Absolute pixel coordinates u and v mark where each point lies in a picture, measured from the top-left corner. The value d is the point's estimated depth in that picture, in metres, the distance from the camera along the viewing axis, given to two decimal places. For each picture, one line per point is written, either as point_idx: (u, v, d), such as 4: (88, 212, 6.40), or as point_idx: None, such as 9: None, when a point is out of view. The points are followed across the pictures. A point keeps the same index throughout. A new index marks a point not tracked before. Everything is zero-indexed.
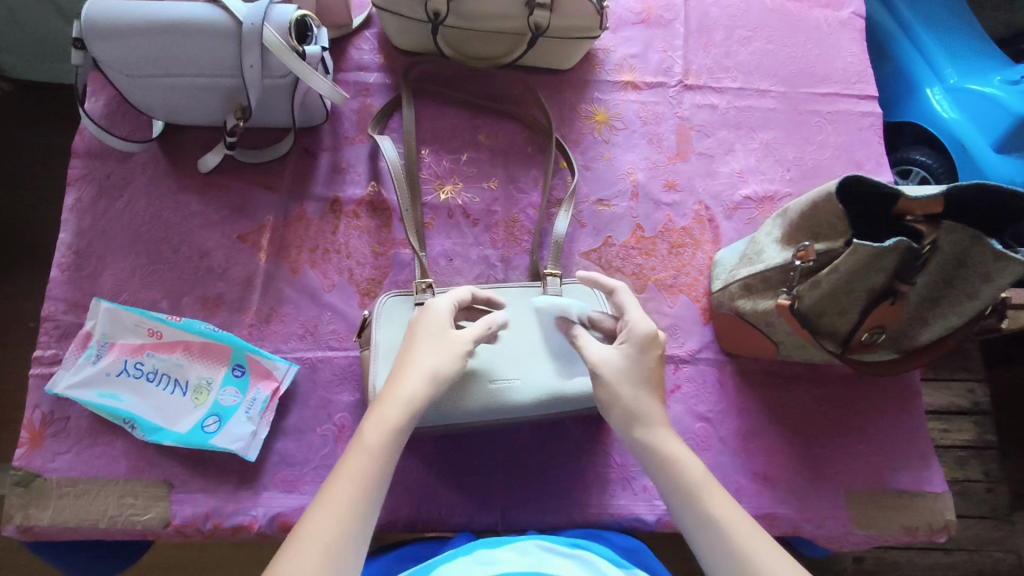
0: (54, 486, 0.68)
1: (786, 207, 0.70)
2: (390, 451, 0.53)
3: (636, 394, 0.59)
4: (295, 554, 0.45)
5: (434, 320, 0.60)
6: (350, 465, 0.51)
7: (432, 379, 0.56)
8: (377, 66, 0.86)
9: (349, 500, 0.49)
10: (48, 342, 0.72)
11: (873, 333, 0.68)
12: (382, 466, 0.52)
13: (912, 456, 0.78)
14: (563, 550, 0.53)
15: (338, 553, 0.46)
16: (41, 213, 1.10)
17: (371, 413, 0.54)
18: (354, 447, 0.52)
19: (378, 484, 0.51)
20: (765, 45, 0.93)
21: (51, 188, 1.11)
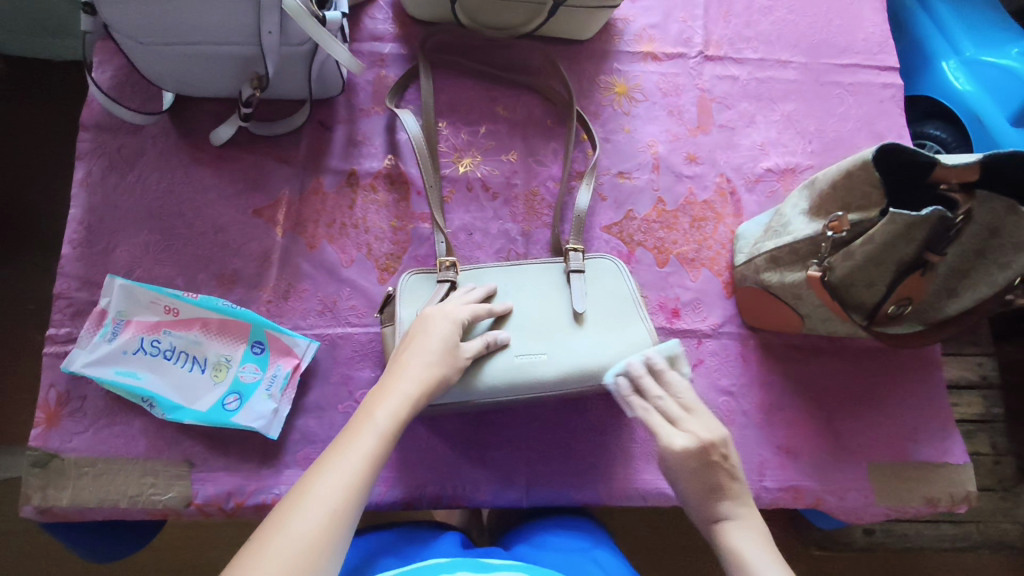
0: (73, 466, 0.67)
1: (815, 177, 0.69)
2: (393, 426, 0.54)
3: (713, 487, 0.56)
4: (303, 508, 0.46)
5: (441, 325, 0.62)
6: (356, 437, 0.52)
7: (427, 364, 0.59)
8: (392, 36, 0.84)
9: (354, 466, 0.50)
10: (62, 320, 0.70)
11: (900, 305, 0.67)
12: (385, 439, 0.53)
13: (933, 428, 0.78)
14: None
15: (344, 516, 0.47)
16: (42, 191, 1.07)
17: (375, 398, 0.56)
18: (360, 421, 0.53)
19: (382, 452, 0.52)
20: (786, 15, 0.91)
21: (51, 165, 1.08)
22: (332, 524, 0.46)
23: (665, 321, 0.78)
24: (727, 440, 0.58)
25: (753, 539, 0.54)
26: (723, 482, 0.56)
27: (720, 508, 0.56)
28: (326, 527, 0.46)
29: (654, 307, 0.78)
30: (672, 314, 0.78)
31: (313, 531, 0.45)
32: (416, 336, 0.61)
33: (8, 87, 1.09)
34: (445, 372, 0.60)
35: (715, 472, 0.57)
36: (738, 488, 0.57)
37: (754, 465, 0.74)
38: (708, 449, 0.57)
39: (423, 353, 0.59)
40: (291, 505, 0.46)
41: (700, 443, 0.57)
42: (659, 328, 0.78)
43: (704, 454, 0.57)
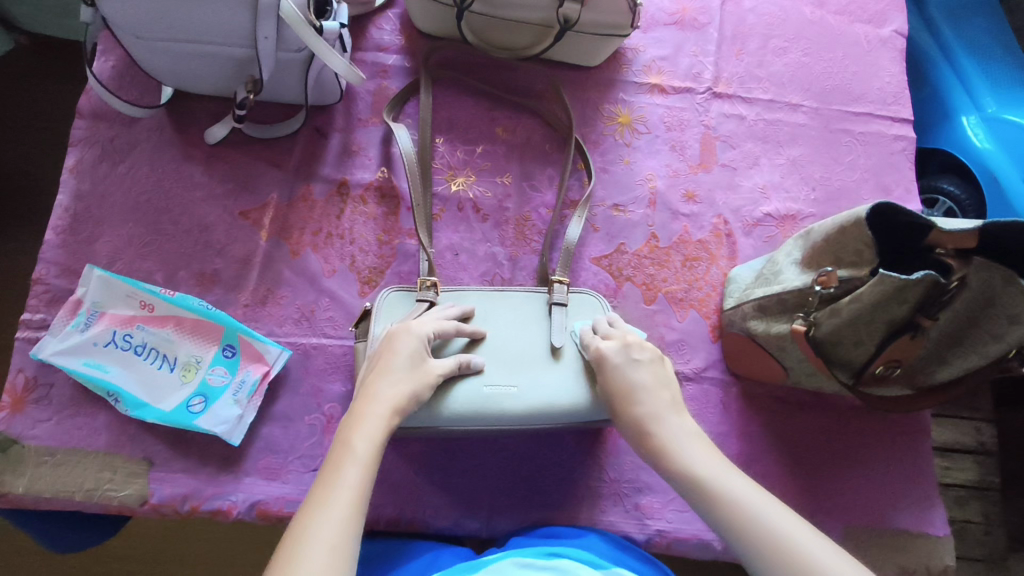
0: (33, 454, 0.66)
1: (810, 228, 0.67)
2: (373, 453, 0.52)
3: (629, 389, 0.59)
4: (303, 553, 0.44)
5: (410, 345, 0.61)
6: (337, 473, 0.50)
7: (396, 384, 0.58)
8: (397, 48, 0.84)
9: (342, 501, 0.48)
10: (37, 306, 0.70)
11: (888, 366, 0.65)
12: (368, 466, 0.51)
13: (916, 495, 0.75)
14: (541, 563, 0.52)
15: (347, 553, 0.45)
16: (38, 173, 1.09)
17: (348, 427, 0.54)
18: (338, 455, 0.51)
19: (368, 482, 0.50)
20: (801, 57, 0.89)
21: (49, 148, 1.11)
22: (336, 563, 0.44)
23: None
24: (660, 354, 0.63)
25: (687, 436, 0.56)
26: (648, 382, 0.59)
27: (637, 406, 0.58)
28: (332, 567, 0.44)
29: None
30: None
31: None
32: (384, 358, 0.60)
33: (16, 68, 1.13)
34: (420, 396, 0.59)
35: (639, 368, 0.61)
36: (663, 391, 0.59)
37: None
38: (634, 349, 0.62)
39: (394, 378, 0.58)
40: (291, 553, 0.44)
41: (625, 344, 0.62)
42: None
43: (629, 354, 0.62)
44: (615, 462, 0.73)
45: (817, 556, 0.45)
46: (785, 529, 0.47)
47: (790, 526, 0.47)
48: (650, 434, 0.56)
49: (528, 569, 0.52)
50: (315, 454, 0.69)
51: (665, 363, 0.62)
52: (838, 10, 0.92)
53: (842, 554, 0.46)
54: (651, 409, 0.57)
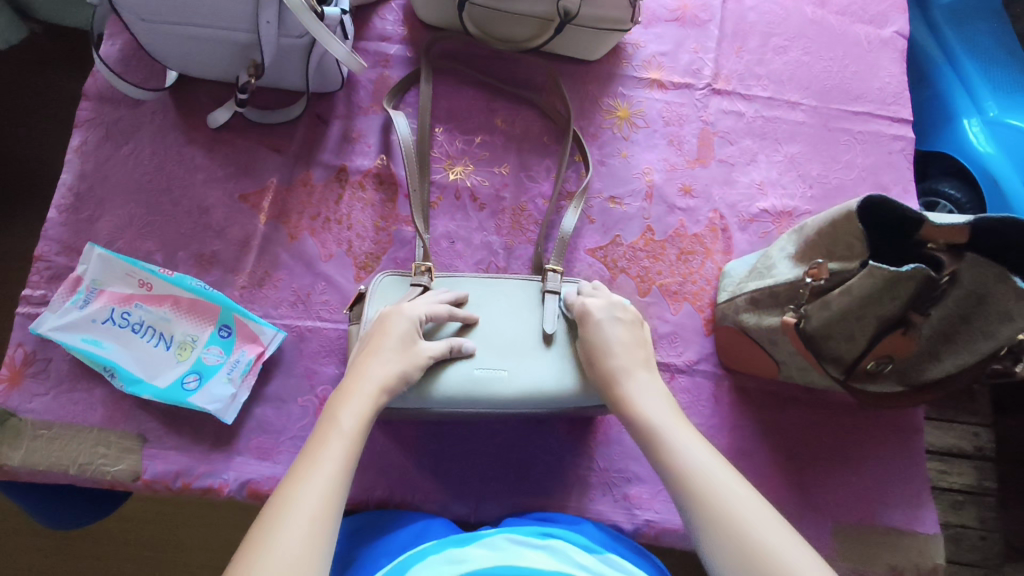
0: (29, 427, 0.67)
1: (803, 222, 0.67)
2: (360, 429, 0.53)
3: (603, 341, 0.63)
4: (286, 519, 0.45)
5: (402, 327, 0.61)
6: (323, 446, 0.50)
7: (386, 363, 0.58)
8: (399, 38, 0.85)
9: (327, 473, 0.48)
10: (38, 282, 0.71)
11: (879, 362, 0.65)
12: (353, 442, 0.52)
13: (907, 493, 0.74)
14: (534, 542, 0.55)
15: (328, 522, 0.46)
16: (44, 158, 1.11)
17: (337, 404, 0.54)
18: (325, 428, 0.52)
19: (353, 456, 0.51)
20: (801, 56, 0.90)
21: (56, 133, 1.12)
22: (316, 533, 0.45)
23: None
24: (640, 318, 0.66)
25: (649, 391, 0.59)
26: (624, 338, 0.63)
27: (612, 359, 0.61)
28: (313, 536, 0.44)
29: None
30: None
31: (299, 543, 0.43)
32: (376, 338, 0.61)
33: (26, 54, 1.15)
34: (410, 378, 0.60)
35: (618, 326, 0.64)
36: (637, 348, 0.63)
37: None
38: (616, 309, 0.65)
39: (385, 358, 0.59)
40: (272, 520, 0.45)
41: (608, 303, 0.66)
42: None
43: (610, 312, 0.65)
44: (605, 451, 0.73)
45: (768, 536, 0.46)
46: (715, 476, 0.50)
47: (723, 472, 0.51)
48: (616, 383, 0.60)
49: (519, 546, 0.54)
50: (306, 435, 0.70)
51: (644, 326, 0.66)
52: (839, 10, 0.92)
53: (780, 521, 0.48)
54: (621, 364, 0.61)
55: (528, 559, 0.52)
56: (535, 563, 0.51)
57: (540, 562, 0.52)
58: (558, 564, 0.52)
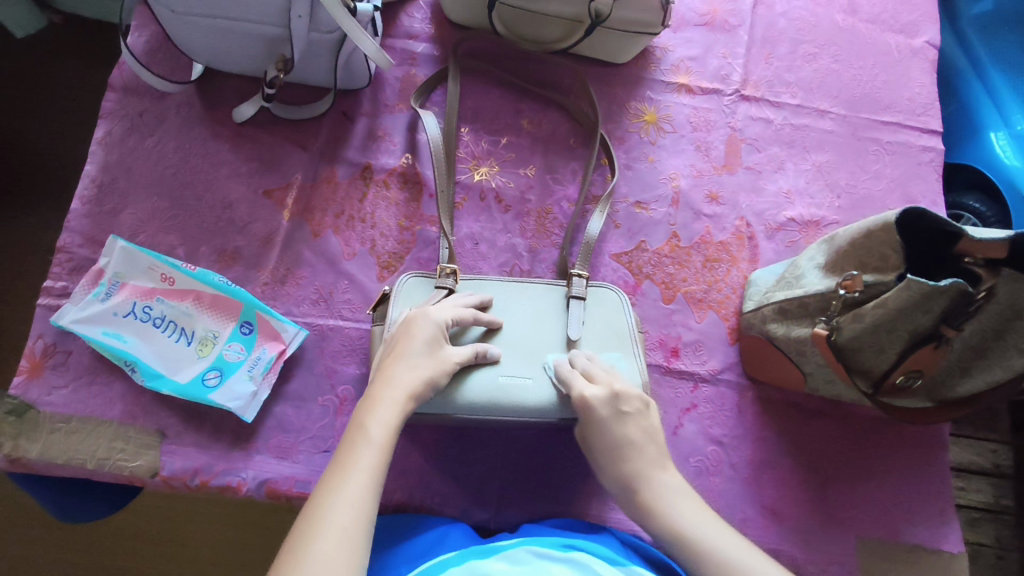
0: (47, 420, 0.66)
1: (835, 232, 0.66)
2: (388, 438, 0.52)
3: (623, 446, 0.58)
4: (318, 535, 0.44)
5: (427, 330, 0.61)
6: (352, 455, 0.50)
7: (413, 368, 0.57)
8: (427, 37, 0.84)
9: (357, 485, 0.48)
10: (59, 274, 0.70)
11: (909, 376, 0.64)
12: (383, 450, 0.51)
13: (931, 510, 0.73)
14: (557, 555, 0.54)
15: (361, 535, 0.45)
16: (61, 146, 1.11)
17: (364, 410, 0.54)
18: (353, 438, 0.51)
19: (383, 466, 0.50)
20: (831, 64, 0.89)
21: (73, 122, 1.12)
22: (349, 548, 0.44)
23: (662, 359, 0.76)
24: (645, 401, 0.61)
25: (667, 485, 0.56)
26: (635, 437, 0.58)
27: (629, 464, 0.57)
28: (345, 550, 0.44)
29: (653, 343, 0.76)
30: (671, 353, 0.76)
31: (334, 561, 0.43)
32: (401, 343, 0.59)
33: (47, 42, 1.15)
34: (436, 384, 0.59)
35: (625, 422, 0.59)
36: (649, 445, 0.58)
37: (735, 522, 0.70)
38: (621, 401, 0.60)
39: (411, 365, 0.58)
40: (304, 532, 0.44)
41: (614, 395, 0.60)
42: (655, 366, 0.75)
43: (616, 406, 0.60)
44: None
45: None
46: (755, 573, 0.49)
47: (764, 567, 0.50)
48: (637, 490, 0.56)
49: (543, 560, 0.53)
50: (326, 434, 0.69)
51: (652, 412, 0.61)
52: (870, 18, 0.91)
53: None
54: (639, 468, 0.57)
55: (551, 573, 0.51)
56: None
57: None
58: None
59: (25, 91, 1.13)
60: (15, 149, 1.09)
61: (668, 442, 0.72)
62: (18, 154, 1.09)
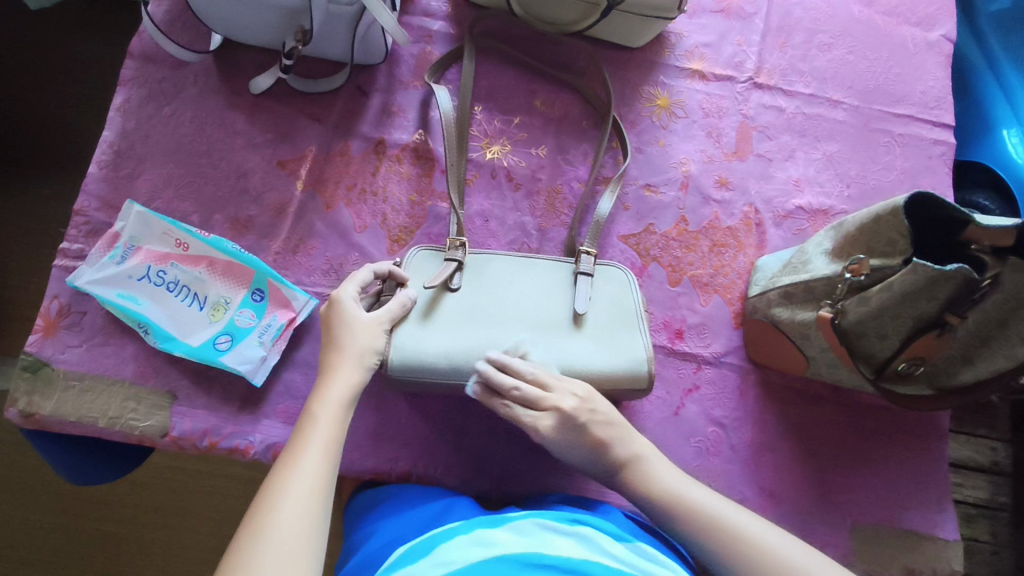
0: (60, 378, 0.68)
1: (844, 219, 0.67)
2: (336, 419, 0.56)
3: (603, 445, 0.59)
4: (277, 505, 0.48)
5: (344, 316, 0.62)
6: (307, 438, 0.54)
7: (351, 355, 0.60)
8: (443, 15, 0.85)
9: (314, 463, 0.52)
10: (76, 236, 0.72)
11: (911, 363, 0.65)
12: (336, 430, 0.55)
13: (927, 498, 0.74)
14: (563, 528, 0.55)
15: (320, 503, 0.50)
16: (76, 118, 1.12)
17: (316, 398, 0.57)
18: (303, 424, 0.55)
19: (335, 444, 0.54)
20: (845, 54, 0.89)
21: (88, 95, 1.14)
22: (312, 517, 0.48)
23: (666, 341, 0.76)
24: (588, 391, 0.62)
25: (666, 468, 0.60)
26: (612, 437, 0.60)
27: (618, 452, 0.59)
28: (309, 519, 0.48)
29: (658, 325, 0.77)
30: (675, 335, 0.77)
31: (297, 528, 0.47)
32: (334, 328, 0.62)
33: (63, 14, 1.16)
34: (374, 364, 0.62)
35: (588, 431, 0.60)
36: (614, 431, 0.60)
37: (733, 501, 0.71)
38: (578, 417, 0.60)
39: (353, 351, 0.60)
40: (267, 509, 0.48)
41: (566, 417, 0.60)
42: (659, 347, 0.76)
43: (574, 424, 0.60)
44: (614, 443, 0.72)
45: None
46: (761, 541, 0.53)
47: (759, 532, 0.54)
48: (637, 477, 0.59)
49: (547, 532, 0.54)
50: None
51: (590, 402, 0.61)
52: (886, 10, 0.91)
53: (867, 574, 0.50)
54: (632, 450, 0.60)
55: (554, 545, 0.52)
56: (562, 551, 0.51)
57: (567, 550, 0.52)
58: (587, 552, 0.52)
59: (41, 63, 1.14)
60: (33, 119, 1.11)
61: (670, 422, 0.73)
62: (36, 126, 1.11)
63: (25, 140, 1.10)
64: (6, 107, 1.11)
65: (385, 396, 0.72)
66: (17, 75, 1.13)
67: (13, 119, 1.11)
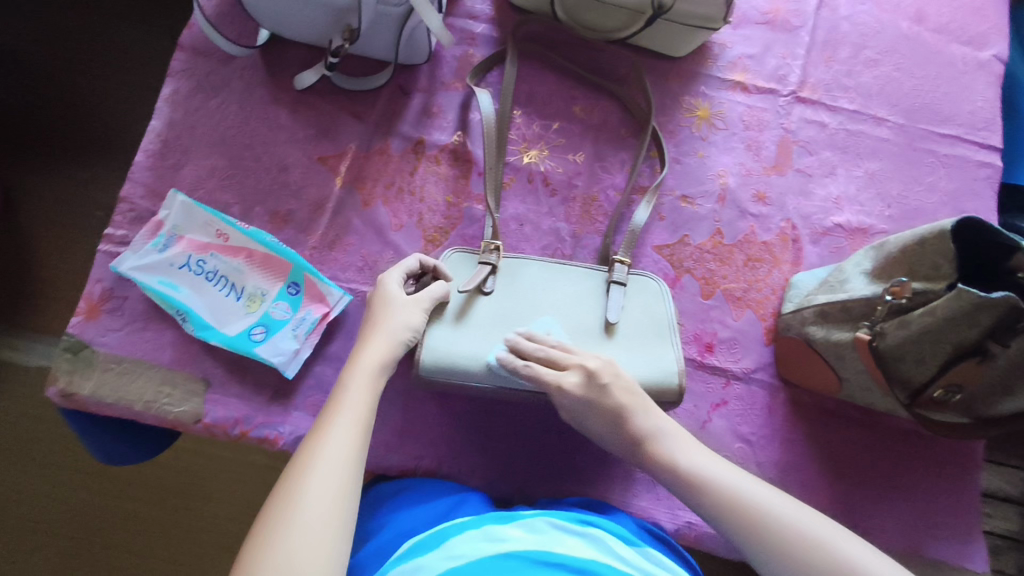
0: (100, 360, 0.69)
1: (885, 239, 0.66)
2: (368, 389, 0.57)
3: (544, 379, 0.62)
4: (305, 473, 0.50)
5: (385, 294, 0.64)
6: (339, 404, 0.55)
7: (388, 331, 0.61)
8: (487, 18, 0.85)
9: (344, 427, 0.53)
10: (120, 223, 0.73)
11: (948, 390, 0.64)
12: (366, 397, 0.57)
13: (958, 527, 0.72)
14: (574, 528, 0.55)
15: (349, 470, 0.51)
16: (122, 106, 1.15)
17: (348, 366, 0.59)
18: (334, 394, 0.57)
19: (366, 414, 0.55)
20: (892, 71, 0.87)
21: (135, 84, 1.17)
22: (342, 481, 0.50)
23: (696, 354, 0.76)
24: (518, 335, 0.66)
25: (770, 497, 0.56)
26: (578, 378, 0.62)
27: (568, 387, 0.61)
28: (337, 481, 0.50)
29: (688, 337, 0.76)
30: (706, 348, 0.76)
31: (327, 487, 0.49)
32: (375, 308, 0.64)
33: (116, 4, 1.19)
34: (409, 341, 0.62)
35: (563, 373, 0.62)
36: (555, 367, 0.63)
37: None
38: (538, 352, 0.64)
39: (388, 329, 0.61)
40: (299, 470, 0.50)
41: (587, 374, 0.61)
42: (688, 360, 0.76)
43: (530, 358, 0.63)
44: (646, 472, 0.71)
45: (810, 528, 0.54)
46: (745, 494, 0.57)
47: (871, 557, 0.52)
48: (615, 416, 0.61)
49: (560, 532, 0.54)
50: None
51: (667, 438, 0.61)
52: (936, 28, 0.90)
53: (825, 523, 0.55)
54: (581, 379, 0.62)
55: (566, 547, 0.52)
56: (573, 553, 0.52)
57: (578, 553, 0.52)
58: (598, 557, 0.52)
59: (91, 50, 1.17)
60: (81, 105, 1.14)
61: (696, 435, 0.73)
62: (83, 111, 1.14)
63: (73, 124, 1.14)
64: (57, 93, 1.15)
65: (413, 394, 0.72)
66: (68, 61, 1.17)
67: (63, 105, 1.14)
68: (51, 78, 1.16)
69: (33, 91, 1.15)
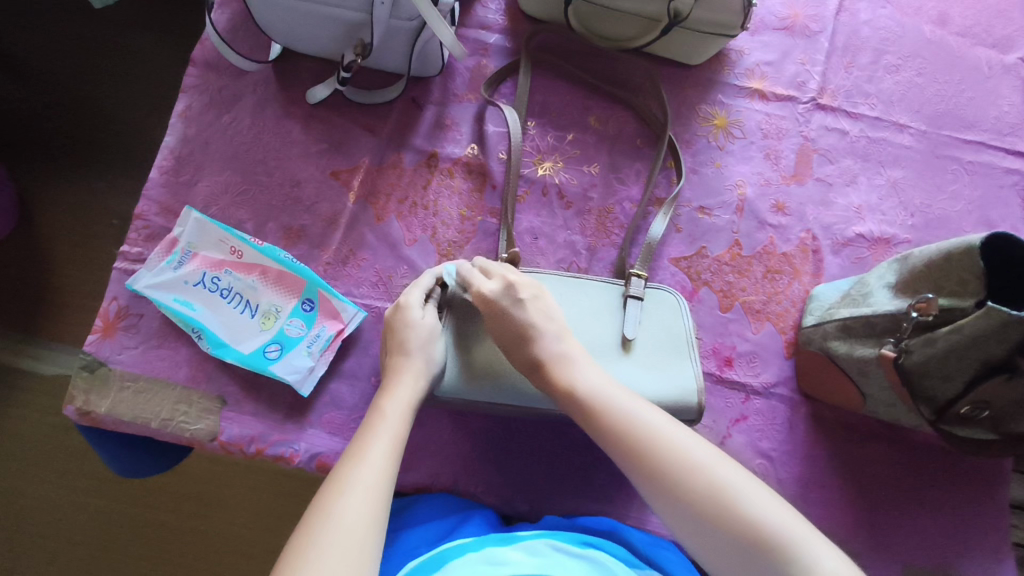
0: (117, 378, 0.69)
1: (910, 252, 0.64)
2: (404, 413, 0.56)
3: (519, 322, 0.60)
4: (344, 492, 0.48)
5: (408, 318, 0.63)
6: (372, 429, 0.54)
7: (416, 369, 0.60)
8: (500, 28, 0.84)
9: (379, 449, 0.52)
10: (136, 240, 0.73)
11: (975, 407, 0.61)
12: (401, 424, 0.55)
13: (985, 545, 0.71)
14: (574, 550, 0.55)
15: (383, 494, 0.49)
16: (137, 117, 1.16)
17: (384, 391, 0.58)
18: (370, 418, 0.56)
19: (401, 438, 0.55)
20: (914, 77, 0.85)
21: (149, 95, 1.17)
22: (373, 502, 0.48)
23: (714, 368, 0.75)
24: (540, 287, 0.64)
25: (675, 431, 0.52)
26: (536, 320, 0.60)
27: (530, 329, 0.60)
28: (370, 504, 0.48)
29: (707, 351, 0.75)
30: (724, 363, 0.75)
31: (362, 508, 0.48)
32: (398, 331, 0.63)
33: (130, 16, 1.20)
34: (435, 372, 0.62)
35: (524, 308, 0.61)
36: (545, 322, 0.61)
37: None
38: (518, 289, 0.62)
39: (418, 357, 0.61)
40: (334, 490, 0.49)
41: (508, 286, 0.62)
42: (707, 375, 0.74)
43: (512, 295, 0.62)
44: None
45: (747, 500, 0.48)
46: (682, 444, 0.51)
47: (769, 503, 0.48)
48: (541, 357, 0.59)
49: (559, 554, 0.54)
50: None
51: (577, 371, 0.57)
52: (960, 31, 0.88)
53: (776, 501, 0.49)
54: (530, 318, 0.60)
55: (567, 569, 0.52)
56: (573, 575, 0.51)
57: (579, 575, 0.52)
58: None
59: (106, 61, 1.18)
60: (96, 116, 1.15)
61: None
62: (98, 123, 1.15)
63: (89, 135, 1.14)
64: (71, 104, 1.16)
65: (427, 411, 0.72)
66: (82, 73, 1.17)
67: (78, 116, 1.15)
68: (65, 89, 1.16)
69: (49, 103, 1.15)
